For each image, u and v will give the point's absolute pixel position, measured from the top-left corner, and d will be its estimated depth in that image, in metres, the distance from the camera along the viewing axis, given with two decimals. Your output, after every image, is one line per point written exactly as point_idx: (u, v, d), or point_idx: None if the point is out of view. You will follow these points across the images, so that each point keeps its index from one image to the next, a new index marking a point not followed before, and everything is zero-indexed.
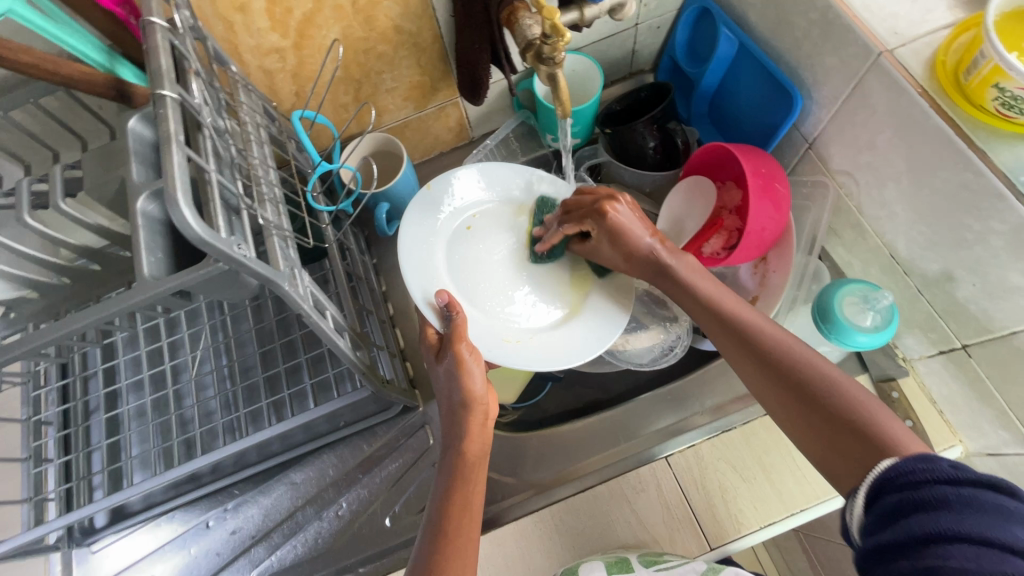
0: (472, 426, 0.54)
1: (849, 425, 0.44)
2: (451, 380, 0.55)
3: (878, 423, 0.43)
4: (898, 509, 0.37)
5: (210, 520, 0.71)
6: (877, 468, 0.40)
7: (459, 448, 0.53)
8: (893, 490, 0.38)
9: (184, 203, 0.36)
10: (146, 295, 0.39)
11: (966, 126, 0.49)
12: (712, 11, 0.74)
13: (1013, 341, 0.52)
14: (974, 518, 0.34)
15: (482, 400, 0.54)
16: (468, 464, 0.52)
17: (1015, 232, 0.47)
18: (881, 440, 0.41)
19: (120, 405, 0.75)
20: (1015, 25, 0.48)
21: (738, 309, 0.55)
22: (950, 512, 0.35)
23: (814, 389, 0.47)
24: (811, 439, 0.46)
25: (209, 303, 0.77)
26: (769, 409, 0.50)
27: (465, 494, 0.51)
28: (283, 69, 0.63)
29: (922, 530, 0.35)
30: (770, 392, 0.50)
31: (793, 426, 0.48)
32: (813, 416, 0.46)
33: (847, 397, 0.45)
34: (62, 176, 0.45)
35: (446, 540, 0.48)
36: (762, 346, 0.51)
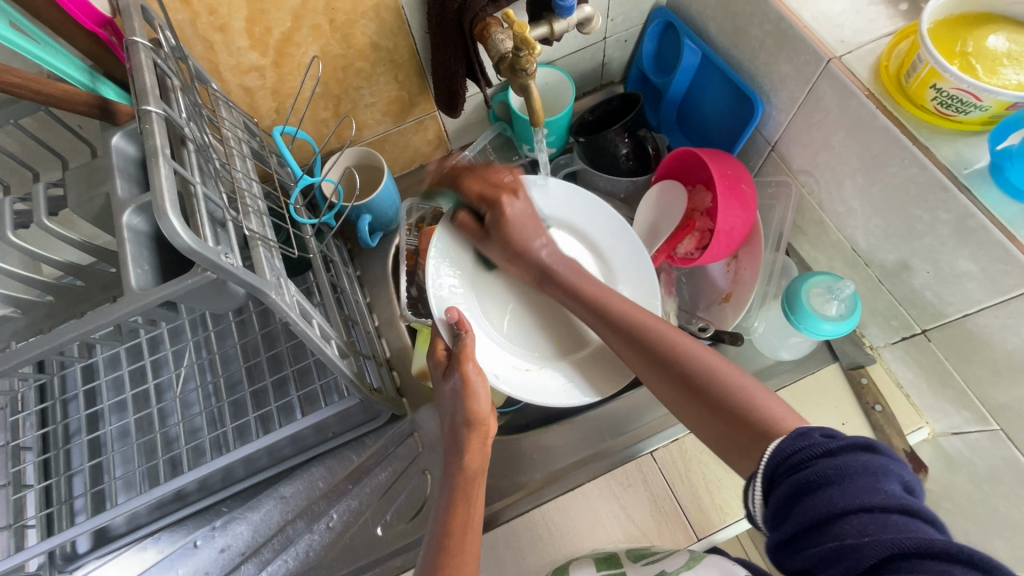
0: (472, 444, 0.56)
1: (732, 410, 0.44)
2: (457, 397, 0.57)
3: (766, 410, 0.43)
4: (792, 494, 0.36)
5: (197, 540, 0.70)
6: (768, 453, 0.39)
7: (459, 462, 0.55)
8: (784, 473, 0.37)
9: (172, 213, 0.37)
10: (135, 306, 0.40)
11: (910, 124, 0.53)
12: (675, 24, 0.78)
13: (966, 323, 0.56)
14: (852, 486, 0.34)
15: (484, 423, 0.56)
16: (467, 480, 0.53)
17: (960, 220, 0.51)
18: (767, 426, 0.41)
19: (102, 426, 0.74)
20: (948, 31, 0.52)
21: (634, 316, 0.57)
22: (832, 487, 0.34)
23: (701, 378, 0.48)
24: (707, 430, 0.47)
25: (193, 320, 0.77)
26: (664, 398, 0.51)
27: (467, 511, 0.51)
28: (263, 86, 0.65)
29: (814, 513, 0.34)
30: (665, 389, 0.51)
31: (690, 414, 0.49)
32: (697, 401, 0.47)
33: (730, 386, 0.46)
34: (45, 193, 0.46)
35: (447, 547, 0.48)
36: (654, 346, 0.53)
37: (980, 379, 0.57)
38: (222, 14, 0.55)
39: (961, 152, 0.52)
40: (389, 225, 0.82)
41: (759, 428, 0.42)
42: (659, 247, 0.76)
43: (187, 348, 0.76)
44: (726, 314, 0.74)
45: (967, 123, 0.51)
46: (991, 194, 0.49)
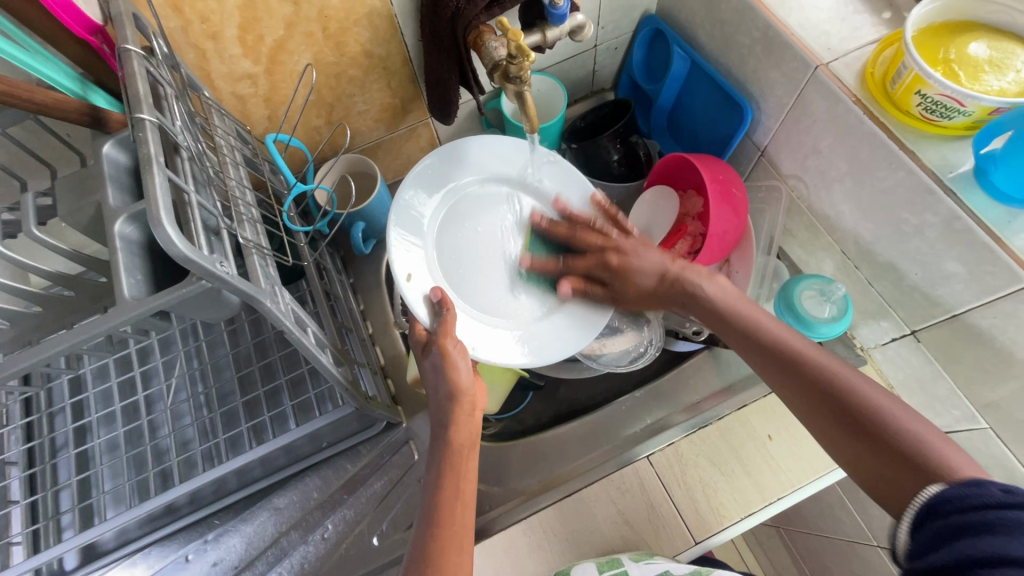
0: (459, 416, 0.55)
1: (871, 426, 0.43)
2: (438, 372, 0.57)
3: (899, 424, 0.42)
4: (943, 534, 0.35)
5: (189, 554, 0.68)
6: (924, 495, 0.37)
7: (444, 437, 0.54)
8: (939, 516, 0.36)
9: (167, 221, 0.36)
10: (127, 317, 0.39)
11: (896, 129, 0.54)
12: (665, 32, 0.79)
13: (954, 324, 0.57)
14: (1018, 542, 0.31)
15: (469, 394, 0.56)
16: (455, 451, 0.52)
17: (946, 222, 0.52)
18: (905, 446, 0.41)
19: (90, 439, 0.72)
20: (930, 38, 0.53)
21: (734, 305, 0.55)
22: (994, 537, 0.32)
23: (830, 383, 0.46)
24: (834, 445, 0.45)
25: (183, 329, 0.76)
26: (785, 398, 0.49)
27: (456, 481, 0.51)
28: (256, 94, 0.64)
29: (965, 553, 0.33)
30: (802, 408, 0.47)
31: (812, 426, 0.47)
32: (828, 412, 0.45)
33: (857, 391, 0.44)
34: (34, 202, 0.45)
35: (440, 524, 0.48)
36: (772, 343, 0.51)
37: (969, 378, 0.58)
38: (214, 21, 0.55)
39: (946, 156, 0.53)
40: (382, 232, 0.81)
41: (913, 449, 0.40)
42: None
43: (177, 359, 0.75)
44: None
45: (951, 128, 0.52)
46: (975, 197, 0.51)
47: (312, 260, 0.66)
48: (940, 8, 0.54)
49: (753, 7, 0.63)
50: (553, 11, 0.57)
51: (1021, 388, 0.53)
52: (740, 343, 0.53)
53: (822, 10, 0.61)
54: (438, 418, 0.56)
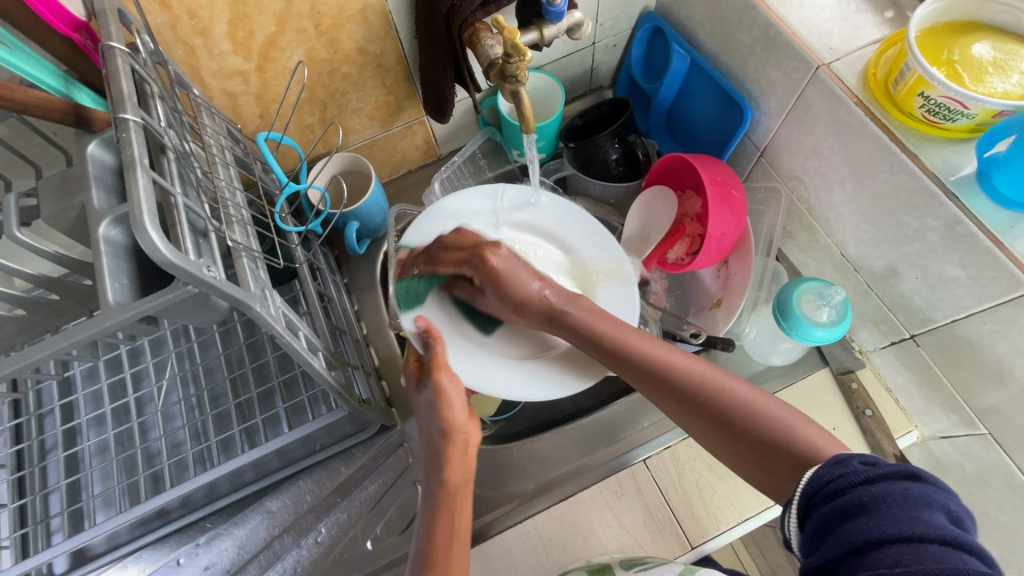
0: (451, 455, 0.54)
1: (745, 431, 0.44)
2: (432, 408, 0.56)
3: (796, 436, 0.42)
4: (828, 522, 0.35)
5: (181, 558, 0.67)
6: (802, 481, 0.38)
7: (437, 478, 0.53)
8: (820, 502, 0.36)
9: (151, 226, 0.35)
10: (109, 323, 0.38)
11: (898, 132, 0.53)
12: (664, 30, 0.78)
13: (955, 329, 0.56)
14: (889, 515, 0.33)
15: (463, 430, 0.55)
16: (450, 493, 0.52)
17: (948, 227, 0.51)
18: (804, 452, 0.41)
19: (80, 442, 0.71)
20: (934, 39, 0.52)
21: (605, 329, 0.56)
22: (870, 516, 0.33)
23: (701, 393, 0.47)
24: (741, 462, 0.45)
25: (174, 330, 0.75)
26: (677, 421, 0.50)
27: (452, 516, 0.50)
28: (247, 91, 0.63)
29: (852, 537, 0.33)
30: (713, 434, 0.47)
31: (711, 445, 0.47)
32: (703, 421, 0.47)
33: (737, 398, 0.46)
34: (17, 204, 0.44)
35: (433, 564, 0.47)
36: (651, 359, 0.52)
37: (968, 383, 0.58)
38: (203, 17, 0.53)
39: (949, 159, 0.52)
40: (377, 231, 0.80)
41: (785, 441, 0.42)
42: (648, 253, 0.76)
43: (169, 360, 0.74)
44: (716, 319, 0.74)
45: (954, 130, 0.52)
46: (977, 201, 0.50)
47: (305, 261, 0.65)
48: (944, 8, 0.53)
49: (754, 5, 0.62)
50: (550, 9, 0.55)
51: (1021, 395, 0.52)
52: (626, 373, 0.53)
53: (825, 9, 0.60)
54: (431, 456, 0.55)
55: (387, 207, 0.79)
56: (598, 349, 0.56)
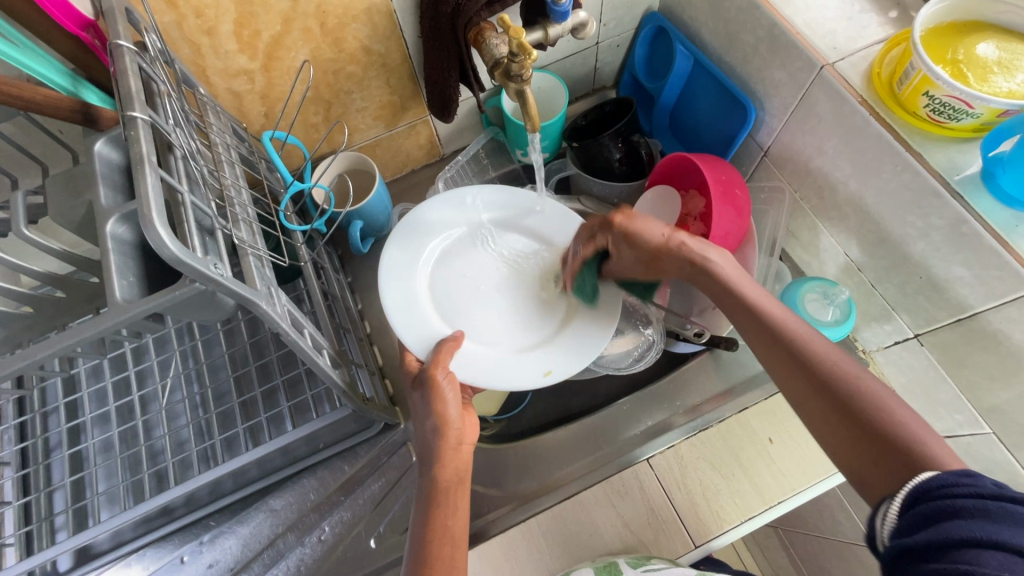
0: (444, 451, 0.52)
1: (862, 419, 0.42)
2: (427, 403, 0.55)
3: (921, 438, 0.39)
4: (937, 516, 0.34)
5: (184, 555, 0.68)
6: (914, 481, 0.37)
7: (430, 475, 0.52)
8: (931, 498, 0.35)
9: (159, 222, 0.35)
10: (119, 319, 0.39)
11: (902, 131, 0.53)
12: (668, 30, 0.78)
13: (959, 329, 0.56)
14: (1015, 529, 0.31)
15: (457, 422, 0.54)
16: (442, 491, 0.51)
17: (953, 226, 0.51)
18: (925, 458, 0.38)
19: (84, 440, 0.71)
20: (938, 38, 0.52)
21: (744, 289, 0.54)
22: (991, 522, 0.32)
23: (828, 373, 0.45)
24: (842, 451, 0.43)
25: (179, 329, 0.75)
26: (785, 392, 0.48)
27: (443, 521, 0.50)
28: (252, 90, 0.63)
29: (958, 533, 0.32)
30: (821, 413, 0.44)
31: (815, 427, 0.45)
32: (820, 401, 0.44)
33: (860, 385, 0.43)
34: (24, 202, 0.44)
35: (432, 563, 0.48)
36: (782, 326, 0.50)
37: (972, 383, 0.58)
38: (209, 16, 0.54)
39: (953, 158, 0.52)
40: (381, 230, 0.80)
41: (900, 443, 0.39)
42: None
43: (173, 358, 0.74)
44: (719, 319, 0.74)
45: (959, 130, 0.52)
46: (982, 200, 0.50)
47: (309, 259, 0.66)
48: (949, 8, 0.53)
49: (758, 5, 0.62)
50: (555, 9, 0.55)
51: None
52: (749, 333, 0.52)
53: (829, 8, 0.60)
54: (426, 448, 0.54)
55: (391, 207, 0.79)
56: (728, 305, 0.54)
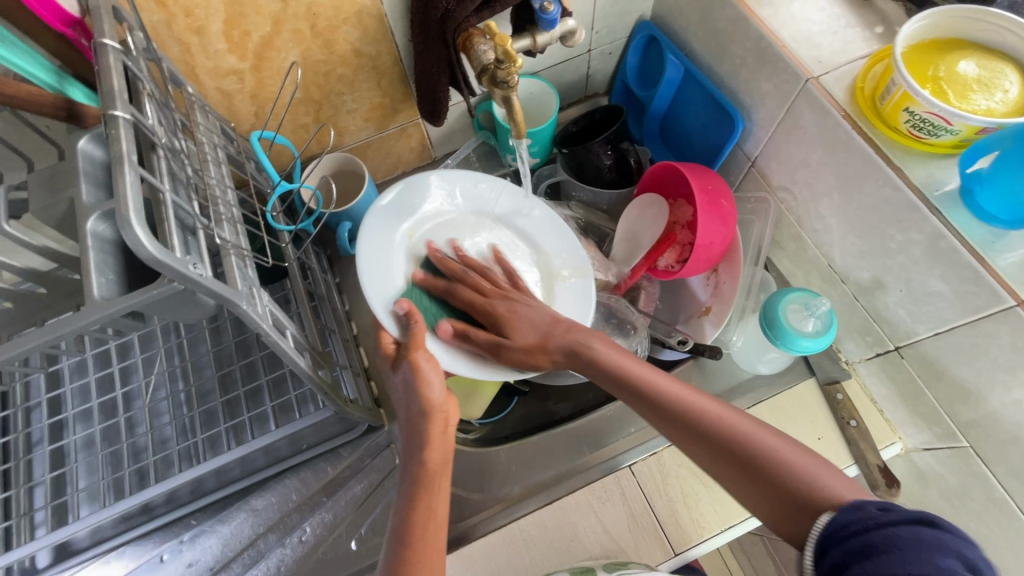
0: (432, 435, 0.53)
1: (761, 472, 0.44)
2: (410, 391, 0.54)
3: (812, 480, 0.41)
4: (843, 562, 0.36)
5: (164, 554, 0.68)
6: (818, 522, 0.39)
7: (418, 459, 0.52)
8: (835, 544, 0.37)
9: (136, 222, 0.35)
10: (96, 317, 0.39)
11: (883, 145, 0.54)
12: (659, 39, 0.79)
13: (937, 342, 0.57)
14: (901, 557, 0.33)
15: (440, 398, 0.54)
16: (428, 476, 0.51)
17: (931, 241, 0.52)
18: (819, 500, 0.40)
19: (66, 435, 0.71)
20: (920, 55, 0.53)
21: (609, 354, 0.57)
22: (885, 557, 0.34)
23: (713, 425, 0.47)
24: (752, 500, 0.44)
25: (164, 327, 0.75)
26: (686, 451, 0.49)
27: (428, 504, 0.50)
28: (242, 90, 0.64)
29: None
30: (720, 469, 0.46)
31: (729, 483, 0.46)
32: (718, 457, 0.46)
33: (752, 437, 0.45)
34: (7, 198, 0.44)
35: (411, 549, 0.48)
36: (653, 390, 0.52)
37: (950, 397, 0.58)
38: (198, 16, 0.54)
39: (933, 174, 0.53)
40: None
41: (802, 489, 0.41)
42: (639, 261, 0.77)
43: (158, 355, 0.74)
44: (704, 328, 0.74)
45: (938, 145, 0.52)
46: (960, 216, 0.50)
47: (295, 260, 0.66)
48: (931, 25, 0.54)
49: (746, 17, 0.63)
50: (543, 16, 0.56)
51: (1002, 409, 0.52)
52: (641, 408, 0.52)
53: (816, 22, 0.61)
54: (410, 434, 0.54)
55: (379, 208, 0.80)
56: (604, 377, 0.56)
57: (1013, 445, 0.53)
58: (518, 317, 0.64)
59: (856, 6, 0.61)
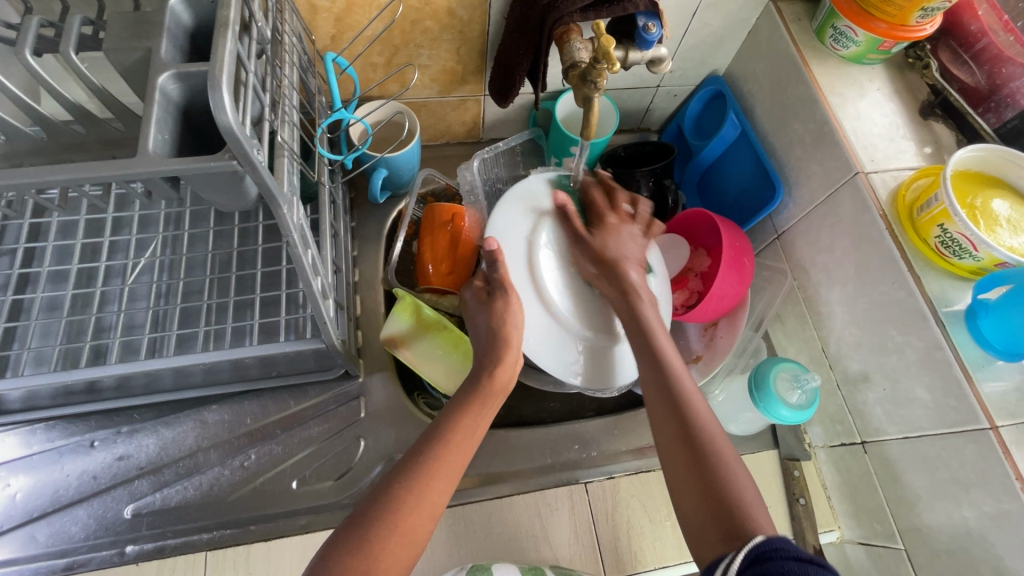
0: (507, 360, 0.59)
1: (725, 501, 0.48)
2: (490, 351, 0.59)
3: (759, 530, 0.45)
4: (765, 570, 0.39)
5: (96, 440, 0.66)
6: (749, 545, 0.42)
7: (489, 370, 0.58)
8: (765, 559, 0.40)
9: (227, 88, 0.35)
10: (145, 170, 0.37)
11: (909, 252, 0.58)
12: (726, 96, 0.82)
13: (904, 446, 0.60)
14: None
15: (515, 355, 0.59)
16: (492, 386, 0.57)
17: (928, 350, 0.55)
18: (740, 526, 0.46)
19: (32, 291, 0.67)
20: (964, 181, 0.57)
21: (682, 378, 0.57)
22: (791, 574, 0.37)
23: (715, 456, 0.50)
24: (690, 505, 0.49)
25: (168, 214, 0.73)
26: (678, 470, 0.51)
27: (480, 410, 0.55)
28: (329, 9, 0.62)
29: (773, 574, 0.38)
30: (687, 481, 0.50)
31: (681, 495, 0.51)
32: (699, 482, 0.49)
33: (712, 431, 0.53)
34: (78, 29, 0.43)
35: (451, 436, 0.52)
36: (675, 377, 0.57)
37: (900, 499, 0.61)
38: None
39: (946, 290, 0.57)
40: (401, 187, 0.81)
41: (738, 521, 0.46)
42: None
43: (153, 240, 0.71)
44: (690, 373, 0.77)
45: (958, 267, 0.56)
46: (961, 335, 0.54)
47: (329, 188, 0.65)
48: (979, 158, 0.58)
49: (817, 100, 0.66)
50: (644, 35, 0.58)
51: (951, 525, 0.55)
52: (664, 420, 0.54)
53: (877, 126, 0.65)
54: (449, 407, 0.55)
55: (418, 167, 0.80)
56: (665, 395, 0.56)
57: (945, 557, 0.56)
58: (632, 261, 0.67)
59: (915, 122, 0.66)
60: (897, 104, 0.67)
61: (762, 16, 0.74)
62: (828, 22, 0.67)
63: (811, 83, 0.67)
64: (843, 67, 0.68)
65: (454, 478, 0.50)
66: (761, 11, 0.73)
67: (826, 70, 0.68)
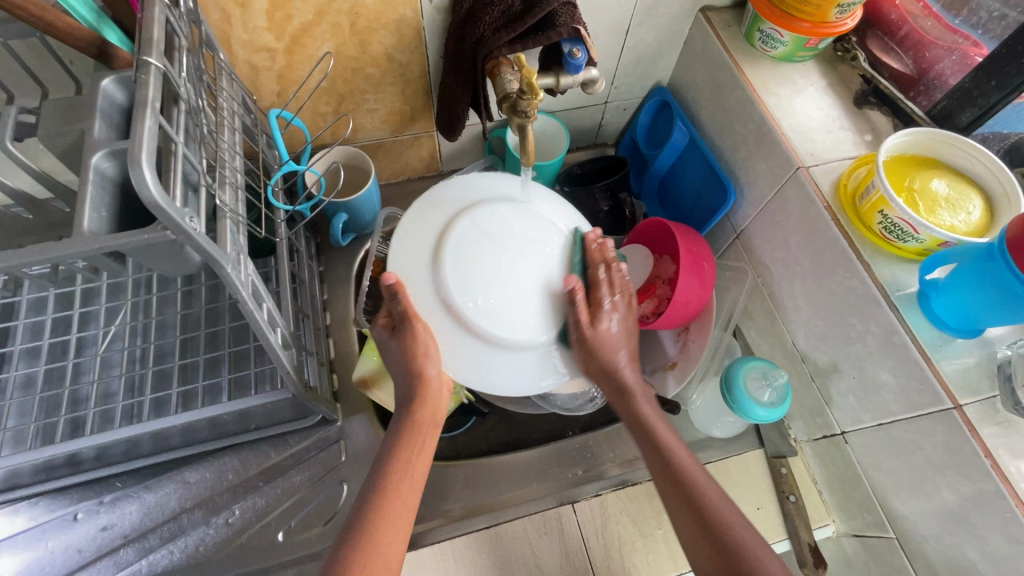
0: (427, 393, 0.54)
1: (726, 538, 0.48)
2: (408, 390, 0.54)
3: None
4: None
5: (78, 513, 0.65)
6: None
7: (409, 412, 0.54)
8: None
9: (146, 165, 0.36)
10: (80, 249, 0.38)
11: (856, 240, 0.59)
12: (671, 105, 0.84)
13: (880, 433, 0.59)
14: None
15: (437, 383, 0.53)
16: (417, 428, 0.54)
17: (887, 334, 0.56)
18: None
19: (6, 370, 0.68)
20: (899, 165, 0.58)
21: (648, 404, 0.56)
22: None
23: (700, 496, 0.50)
24: (694, 548, 0.49)
25: (137, 280, 0.74)
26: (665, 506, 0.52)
27: (409, 458, 0.52)
28: (270, 68, 0.65)
29: None
30: (679, 522, 0.50)
31: (685, 535, 0.50)
32: (692, 519, 0.50)
33: (704, 484, 0.51)
34: (15, 119, 0.44)
35: (387, 497, 0.50)
36: (648, 428, 0.55)
37: (885, 487, 0.60)
38: None
39: (896, 274, 0.57)
40: (364, 228, 0.82)
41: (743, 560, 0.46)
42: None
43: (123, 307, 0.72)
44: (667, 381, 0.76)
45: (905, 250, 0.57)
46: (915, 317, 0.55)
47: (286, 238, 0.65)
48: (913, 141, 0.59)
49: (753, 101, 0.68)
50: (570, 61, 0.60)
51: (932, 509, 0.54)
52: (649, 460, 0.54)
53: (813, 120, 0.66)
54: (382, 451, 0.53)
55: (378, 207, 0.81)
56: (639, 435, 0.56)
57: (934, 541, 0.55)
58: (615, 310, 0.56)
59: (850, 112, 0.67)
60: (831, 97, 0.68)
61: (693, 26, 0.76)
62: (754, 27, 0.68)
63: (745, 85, 0.69)
64: (775, 67, 0.70)
65: (398, 544, 0.48)
66: (692, 22, 0.75)
67: (758, 71, 0.70)
